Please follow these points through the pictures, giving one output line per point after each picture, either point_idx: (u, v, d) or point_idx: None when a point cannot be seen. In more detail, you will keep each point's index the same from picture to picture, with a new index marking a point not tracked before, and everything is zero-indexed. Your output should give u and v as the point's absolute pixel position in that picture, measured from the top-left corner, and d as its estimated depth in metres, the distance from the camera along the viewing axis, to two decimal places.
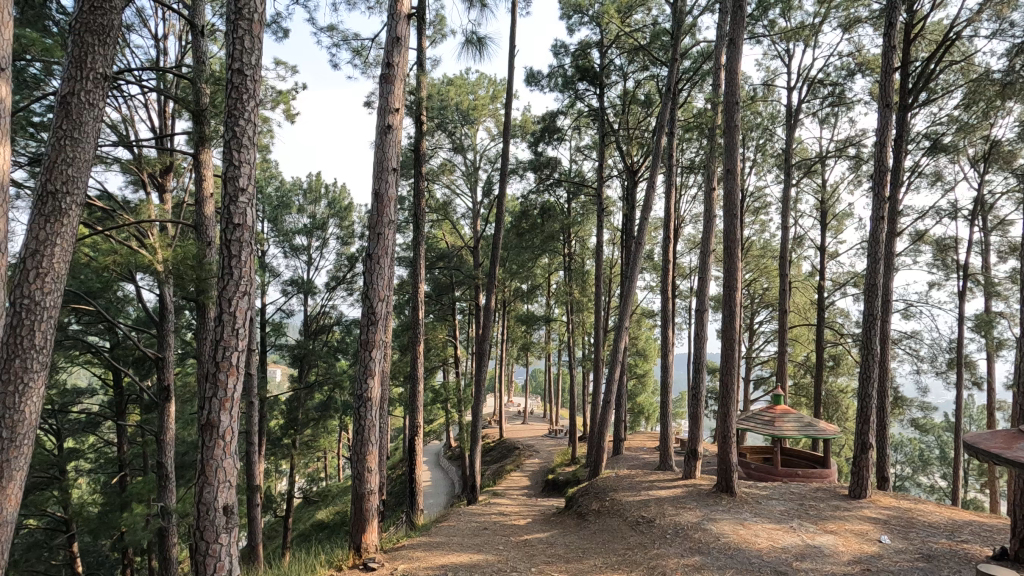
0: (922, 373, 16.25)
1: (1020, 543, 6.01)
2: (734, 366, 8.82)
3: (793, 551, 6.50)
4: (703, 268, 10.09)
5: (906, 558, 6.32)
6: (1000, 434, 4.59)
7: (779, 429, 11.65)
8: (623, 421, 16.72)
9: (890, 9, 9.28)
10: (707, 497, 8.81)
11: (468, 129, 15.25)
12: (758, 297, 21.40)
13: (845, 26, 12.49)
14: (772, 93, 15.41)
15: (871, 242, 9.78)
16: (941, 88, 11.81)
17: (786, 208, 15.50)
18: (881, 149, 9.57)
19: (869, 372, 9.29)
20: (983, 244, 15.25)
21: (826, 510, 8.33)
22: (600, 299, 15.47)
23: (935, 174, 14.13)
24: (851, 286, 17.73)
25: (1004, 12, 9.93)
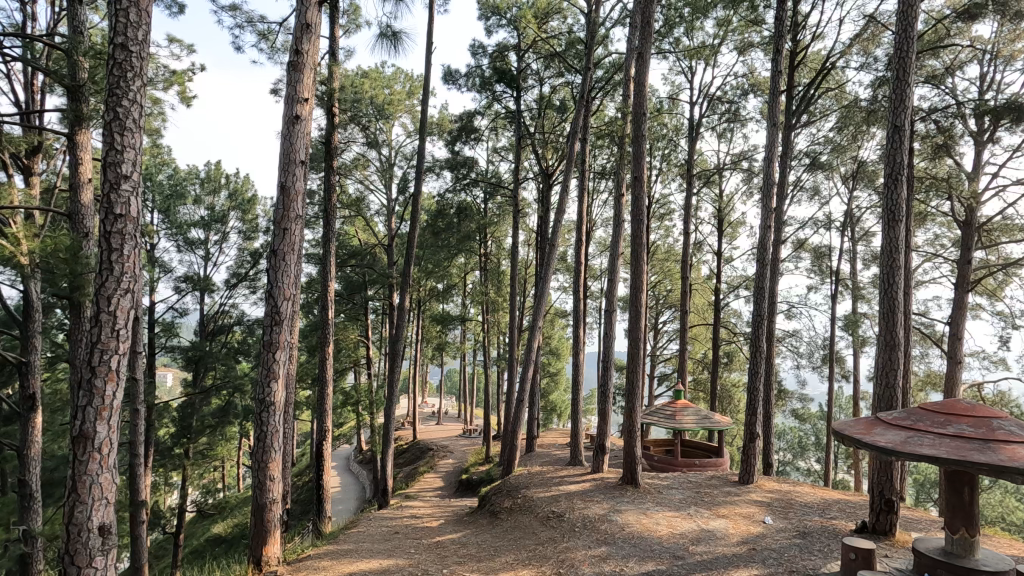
0: (802, 368, 17.98)
1: (876, 517, 6.82)
2: (639, 364, 9.26)
3: (690, 536, 6.95)
4: (613, 269, 10.52)
5: (785, 536, 6.98)
6: (861, 421, 5.21)
7: (679, 423, 12.41)
8: (536, 419, 17.04)
9: (777, 36, 10.18)
10: (613, 490, 9.19)
11: (382, 123, 14.90)
12: (662, 298, 22.71)
13: (740, 49, 13.55)
14: (677, 107, 16.35)
15: (760, 248, 10.66)
16: (820, 111, 13.13)
17: (688, 215, 16.53)
18: (769, 164, 10.47)
19: (757, 367, 10.14)
20: (851, 253, 17.17)
21: (719, 496, 8.99)
22: (515, 299, 15.63)
23: (814, 189, 15.68)
24: (743, 288, 19.29)
25: (869, 48, 11.24)
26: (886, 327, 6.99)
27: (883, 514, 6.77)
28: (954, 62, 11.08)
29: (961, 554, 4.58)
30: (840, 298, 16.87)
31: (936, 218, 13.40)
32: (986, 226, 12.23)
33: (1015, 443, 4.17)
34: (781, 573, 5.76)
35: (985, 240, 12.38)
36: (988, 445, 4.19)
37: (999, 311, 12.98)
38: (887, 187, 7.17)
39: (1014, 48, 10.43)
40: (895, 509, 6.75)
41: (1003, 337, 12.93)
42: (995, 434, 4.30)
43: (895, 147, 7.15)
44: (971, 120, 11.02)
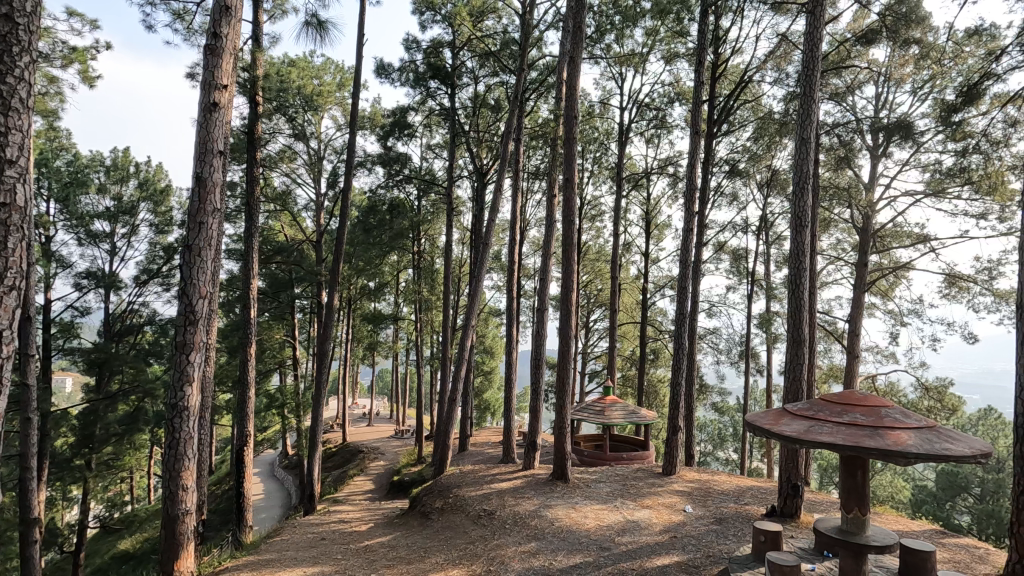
0: (721, 363, 19.00)
1: (784, 501, 7.34)
2: (569, 361, 9.43)
3: (616, 528, 7.17)
4: (545, 268, 10.65)
5: (703, 523, 7.37)
6: (770, 413, 5.58)
7: (608, 418, 12.78)
8: (469, 417, 16.99)
9: (700, 48, 10.70)
10: (544, 485, 9.33)
11: (311, 115, 14.34)
12: (593, 297, 23.31)
13: (666, 59, 14.13)
14: (608, 112, 16.77)
15: (683, 249, 11.16)
16: (738, 122, 13.92)
17: (618, 217, 17.04)
18: (691, 171, 10.99)
19: (679, 364, 10.62)
20: (765, 255, 18.36)
21: (644, 488, 9.35)
22: (449, 298, 15.47)
23: (733, 195, 16.60)
24: (668, 288, 20.14)
25: (782, 64, 12.05)
26: (793, 325, 7.54)
27: (790, 498, 7.30)
28: (854, 82, 12.09)
29: (854, 531, 5.01)
30: (755, 297, 17.98)
31: (838, 225, 14.57)
32: (880, 233, 13.44)
33: (900, 429, 4.61)
34: (699, 558, 6.08)
35: (879, 245, 13.60)
36: (877, 432, 4.61)
37: (890, 310, 14.32)
38: (795, 195, 7.72)
39: (904, 72, 11.52)
40: (800, 493, 7.30)
41: (892, 334, 14.29)
42: (884, 421, 4.75)
43: (802, 158, 7.70)
44: (867, 136, 12.08)
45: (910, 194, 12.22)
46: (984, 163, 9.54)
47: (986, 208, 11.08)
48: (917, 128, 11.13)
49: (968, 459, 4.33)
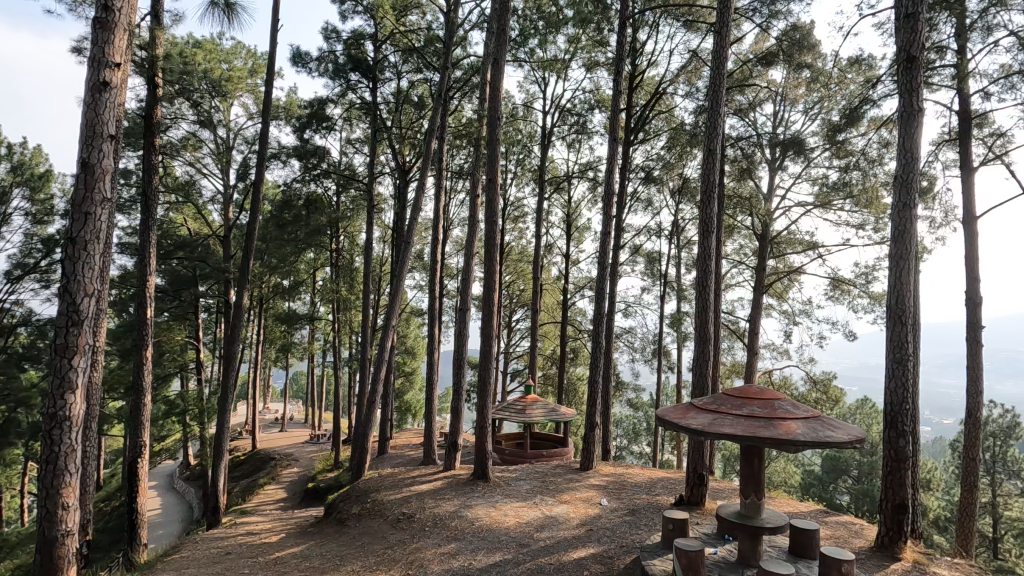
0: (636, 361, 19.86)
1: (690, 490, 7.80)
2: (490, 361, 9.46)
3: (535, 524, 7.30)
4: (468, 268, 10.64)
5: (617, 515, 7.68)
6: (678, 408, 5.92)
7: (528, 417, 12.98)
8: (389, 419, 16.62)
9: (618, 59, 11.14)
10: (464, 485, 9.33)
11: (219, 102, 13.42)
12: (515, 297, 23.59)
13: (587, 66, 14.57)
14: (531, 114, 17.01)
15: (602, 251, 11.56)
16: (653, 131, 14.62)
17: (540, 219, 17.34)
18: (609, 177, 11.41)
19: (597, 363, 10.97)
20: (676, 258, 19.39)
21: (562, 484, 9.59)
22: (368, 298, 15.04)
23: (647, 201, 17.41)
24: (587, 289, 20.78)
25: (693, 79, 12.80)
26: (701, 325, 8.04)
27: (696, 486, 7.77)
28: (755, 99, 13.06)
29: (751, 515, 5.42)
30: (667, 298, 18.97)
31: (740, 231, 15.68)
32: (776, 239, 14.61)
33: (790, 419, 5.05)
34: (613, 548, 6.33)
35: (776, 251, 14.79)
36: (771, 422, 5.01)
37: (784, 310, 15.61)
38: (703, 203, 8.22)
39: (797, 93, 12.62)
40: (705, 482, 7.80)
41: (786, 332, 15.58)
42: (777, 413, 5.18)
43: (710, 168, 8.22)
44: (766, 150, 13.09)
45: (802, 205, 13.38)
46: (862, 178, 10.64)
47: (864, 219, 12.36)
48: (808, 145, 12.21)
49: (846, 443, 4.82)
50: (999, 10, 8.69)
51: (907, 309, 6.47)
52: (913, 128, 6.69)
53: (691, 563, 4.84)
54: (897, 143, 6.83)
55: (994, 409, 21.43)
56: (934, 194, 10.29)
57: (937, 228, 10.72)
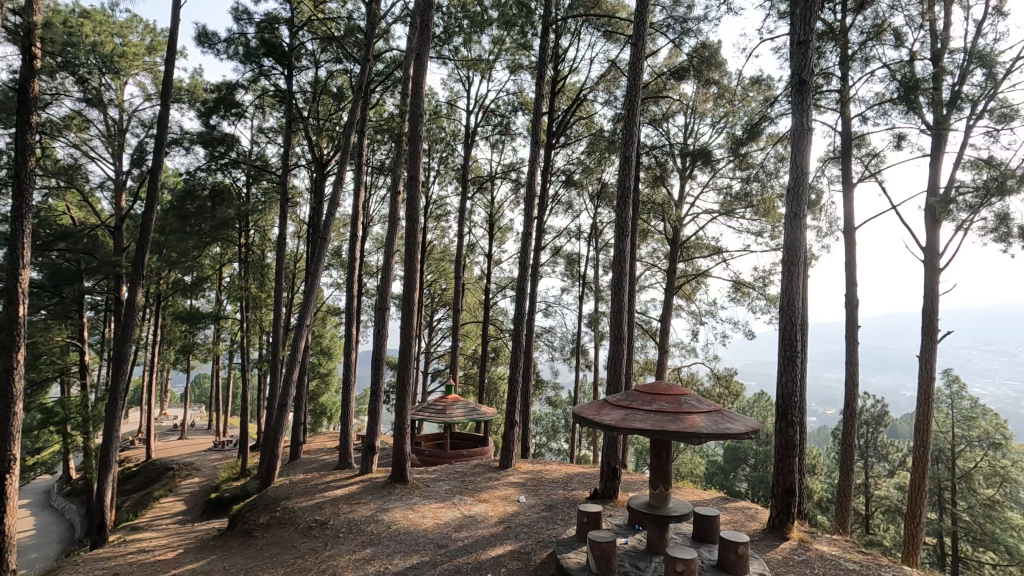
0: (555, 360, 20.30)
1: (604, 484, 8.08)
2: (410, 362, 9.29)
3: (453, 524, 7.27)
4: (387, 266, 10.37)
5: (535, 511, 7.82)
6: (594, 404, 6.12)
7: (448, 417, 12.89)
8: (302, 423, 15.88)
9: (541, 64, 11.33)
10: (381, 489, 9.11)
11: (110, 79, 12.20)
12: (437, 296, 23.38)
13: (511, 68, 14.71)
14: (455, 113, 16.89)
15: (523, 251, 11.70)
16: (574, 136, 15.01)
17: (463, 218, 17.28)
18: (531, 179, 11.57)
19: (517, 362, 11.11)
20: (595, 260, 20.02)
21: (481, 483, 9.61)
22: (280, 296, 14.27)
23: (568, 204, 17.85)
24: (509, 289, 20.97)
25: (611, 88, 13.26)
26: (616, 324, 8.36)
27: (610, 480, 8.07)
28: (668, 110, 13.78)
29: (659, 504, 5.71)
30: (585, 299, 19.56)
31: (653, 235, 16.47)
32: (686, 244, 15.49)
33: (695, 414, 5.37)
34: (530, 544, 6.45)
35: (685, 255, 15.69)
36: (678, 416, 5.31)
37: (692, 311, 16.59)
38: (619, 207, 8.56)
39: (705, 107, 13.44)
40: (618, 475, 8.11)
41: (693, 331, 16.56)
42: (683, 407, 5.50)
43: (626, 174, 8.58)
44: (678, 159, 13.85)
45: (708, 212, 14.27)
46: (761, 189, 11.53)
47: (762, 227, 13.40)
48: (714, 156, 13.05)
49: (744, 434, 5.20)
50: (875, 44, 9.75)
51: (796, 309, 7.10)
52: (803, 145, 7.36)
53: (603, 554, 5.03)
54: (790, 158, 7.47)
55: (868, 401, 23.97)
56: (821, 207, 11.36)
57: (823, 237, 11.85)
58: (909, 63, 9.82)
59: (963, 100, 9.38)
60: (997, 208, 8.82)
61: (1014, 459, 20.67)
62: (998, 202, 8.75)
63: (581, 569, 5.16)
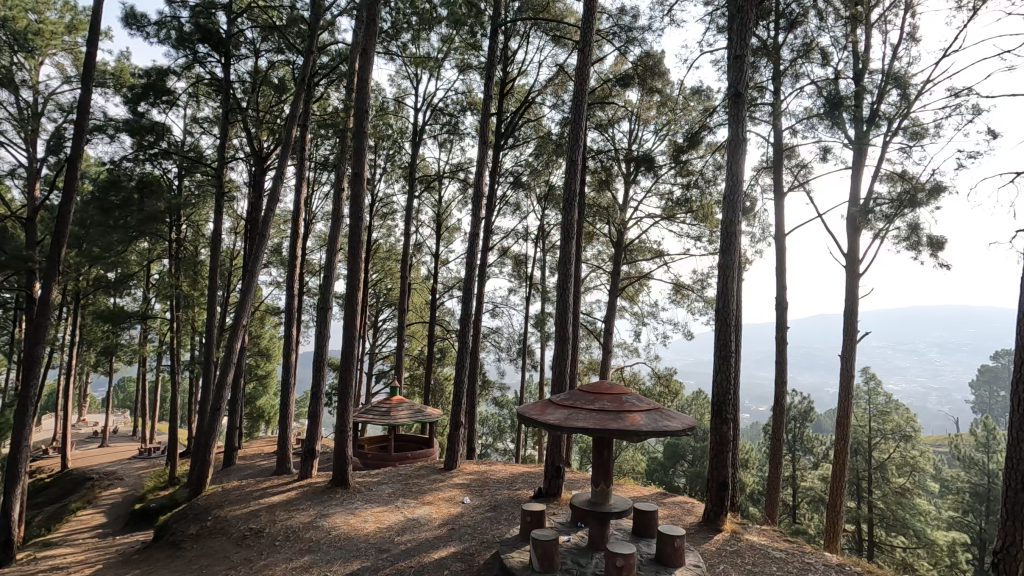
0: (502, 360, 20.34)
1: (548, 483, 8.18)
2: (353, 363, 9.07)
3: (395, 528, 7.15)
4: (330, 265, 10.08)
5: (479, 512, 7.81)
6: (538, 404, 6.19)
7: (393, 419, 12.67)
8: (237, 427, 15.18)
9: (490, 64, 11.32)
10: (321, 494, 8.84)
11: (23, 57, 11.24)
12: (382, 296, 22.94)
13: (460, 68, 14.64)
14: (402, 110, 16.63)
15: (470, 251, 11.66)
16: (522, 138, 15.11)
17: (410, 217, 17.03)
18: (478, 179, 11.55)
19: (464, 363, 11.06)
20: (541, 261, 20.21)
21: (425, 485, 9.50)
22: (214, 294, 13.58)
23: (515, 205, 17.93)
24: (456, 289, 20.84)
25: (559, 92, 13.44)
26: (561, 325, 8.48)
27: (554, 479, 8.17)
28: (614, 116, 14.11)
29: (600, 501, 5.84)
30: (532, 300, 19.71)
31: (599, 238, 16.82)
32: (629, 247, 15.90)
33: (636, 412, 5.53)
34: (474, 545, 6.44)
35: (629, 258, 16.10)
36: (620, 414, 5.45)
37: (635, 312, 17.04)
38: (565, 209, 8.69)
39: (649, 115, 13.85)
40: (561, 474, 8.23)
41: (635, 332, 17.02)
42: (624, 406, 5.64)
43: (572, 176, 8.71)
44: (622, 164, 14.20)
45: (651, 216, 14.71)
46: (700, 196, 12.00)
47: (700, 233, 13.95)
48: (656, 163, 13.46)
49: (681, 431, 5.40)
50: (804, 62, 10.36)
51: (731, 310, 7.44)
52: (738, 155, 7.72)
53: (546, 552, 5.09)
54: (727, 166, 7.80)
55: (796, 398, 25.38)
56: (754, 214, 11.94)
57: (757, 243, 12.47)
58: (833, 81, 10.49)
59: (881, 117, 10.12)
60: (909, 219, 9.56)
61: (921, 450, 22.44)
62: (910, 213, 9.49)
63: (524, 568, 5.19)
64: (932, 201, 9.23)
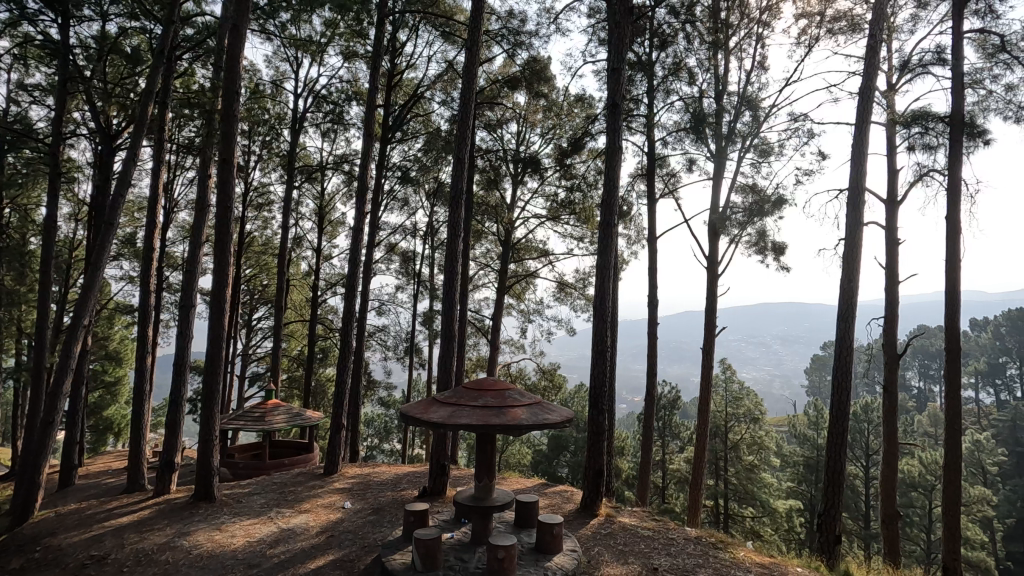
0: (388, 359, 19.80)
1: (433, 481, 8.14)
2: (219, 366, 8.31)
3: (268, 540, 6.70)
4: (194, 259, 9.15)
5: (361, 516, 7.57)
6: (422, 403, 6.11)
7: (268, 424, 11.80)
8: (77, 443, 13.24)
9: (377, 55, 10.94)
10: (182, 510, 8.03)
11: None
12: (257, 293, 21.30)
13: (344, 55, 14.00)
14: (280, 94, 15.53)
15: (354, 247, 11.20)
16: (411, 132, 14.83)
17: (288, 209, 15.97)
18: (363, 173, 11.15)
19: (347, 363, 10.62)
20: (430, 259, 19.98)
21: (302, 493, 9.00)
22: (47, 290, 11.72)
23: (403, 201, 17.55)
24: (339, 286, 19.93)
25: (448, 89, 13.38)
26: (448, 323, 8.46)
27: (438, 477, 8.15)
28: (502, 117, 14.34)
29: (483, 496, 5.93)
30: (420, 298, 19.43)
31: (487, 237, 16.99)
32: (516, 246, 16.25)
33: (518, 407, 5.68)
34: (355, 551, 6.24)
35: (516, 256, 16.45)
36: (502, 410, 5.57)
37: (521, 310, 17.47)
38: (453, 207, 8.67)
39: (536, 118, 14.27)
40: (446, 472, 8.22)
41: (521, 329, 17.46)
42: (506, 401, 5.78)
43: (460, 175, 8.72)
44: (510, 165, 14.46)
45: (537, 217, 15.15)
46: (582, 199, 12.64)
47: (582, 234, 14.65)
48: (542, 165, 13.90)
49: (559, 422, 5.64)
50: (674, 79, 11.28)
51: (607, 307, 7.90)
52: (614, 163, 8.22)
53: (428, 551, 5.06)
54: (606, 170, 8.25)
55: (665, 388, 27.57)
56: (631, 218, 12.81)
57: (633, 244, 13.38)
58: (698, 99, 11.56)
59: (737, 135, 11.32)
60: (758, 226, 10.81)
61: (766, 430, 25.52)
62: (759, 221, 10.73)
63: (406, 568, 5.12)
64: (775, 212, 10.53)
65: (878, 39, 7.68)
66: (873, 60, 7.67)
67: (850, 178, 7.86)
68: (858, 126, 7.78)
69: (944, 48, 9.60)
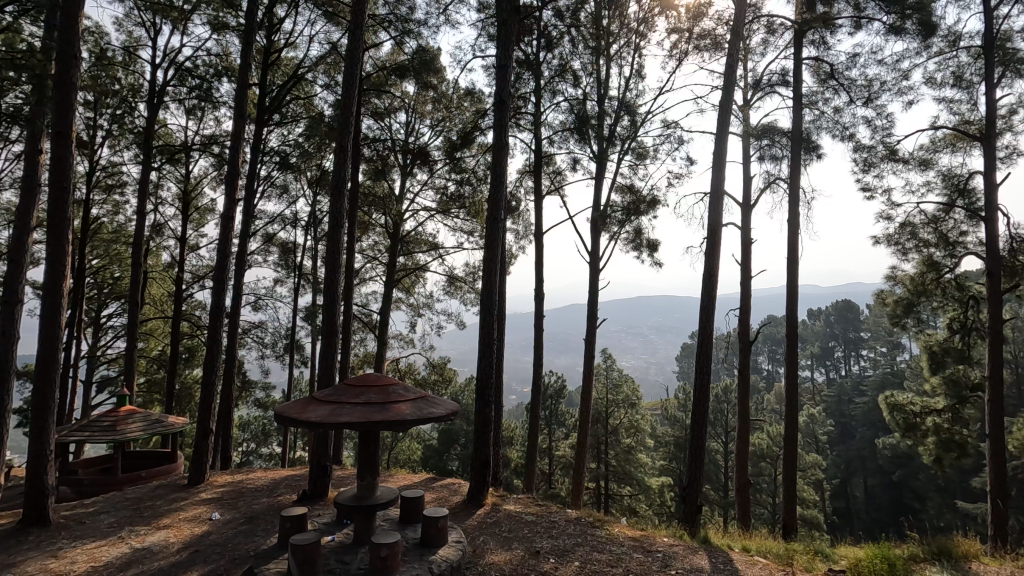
0: (266, 358, 18.47)
1: (313, 484, 7.77)
2: (53, 371, 7.21)
3: (117, 563, 5.98)
4: (20, 246, 7.84)
5: (231, 527, 7.03)
6: (299, 403, 5.78)
7: (121, 434, 10.50)
8: None
9: (250, 29, 10.10)
10: (6, 538, 6.91)
11: None
12: (106, 286, 18.78)
13: (212, 26, 12.76)
14: (134, 63, 13.79)
15: (225, 236, 10.26)
16: (290, 115, 13.92)
17: (145, 193, 14.25)
18: (235, 157, 10.25)
19: (216, 363, 9.76)
20: (312, 250, 18.92)
21: (161, 507, 8.15)
22: None
23: (282, 187, 16.42)
24: (208, 279, 18.21)
25: (332, 72, 12.72)
26: (330, 319, 8.07)
27: (319, 479, 7.80)
28: (390, 106, 13.93)
29: (366, 495, 5.77)
30: (301, 291, 18.34)
31: (374, 229, 16.45)
32: (406, 238, 15.93)
33: (402, 402, 5.59)
34: (223, 564, 5.78)
35: (405, 249, 16.10)
36: (386, 406, 5.45)
37: (411, 303, 17.16)
38: (335, 197, 8.27)
39: (425, 109, 14.04)
40: (328, 474, 7.89)
41: (411, 323, 17.16)
42: (390, 397, 5.66)
43: (343, 164, 8.34)
44: (398, 156, 14.12)
45: (427, 210, 14.89)
46: (472, 193, 12.71)
47: (472, 227, 14.69)
48: (432, 157, 13.73)
49: (444, 416, 5.63)
50: (560, 80, 11.69)
51: (493, 301, 8.00)
52: (501, 160, 8.35)
53: (305, 556, 4.80)
54: (495, 164, 8.33)
55: (552, 378, 28.62)
56: (519, 213, 13.10)
57: (521, 239, 13.72)
58: (582, 101, 12.09)
59: (617, 137, 12.02)
60: (635, 224, 11.57)
61: (642, 414, 27.48)
62: (635, 220, 11.50)
63: None
64: (650, 210, 11.35)
65: (735, 58, 8.54)
66: (730, 77, 8.52)
67: (712, 182, 8.67)
68: (719, 135, 8.61)
69: (787, 71, 10.91)
